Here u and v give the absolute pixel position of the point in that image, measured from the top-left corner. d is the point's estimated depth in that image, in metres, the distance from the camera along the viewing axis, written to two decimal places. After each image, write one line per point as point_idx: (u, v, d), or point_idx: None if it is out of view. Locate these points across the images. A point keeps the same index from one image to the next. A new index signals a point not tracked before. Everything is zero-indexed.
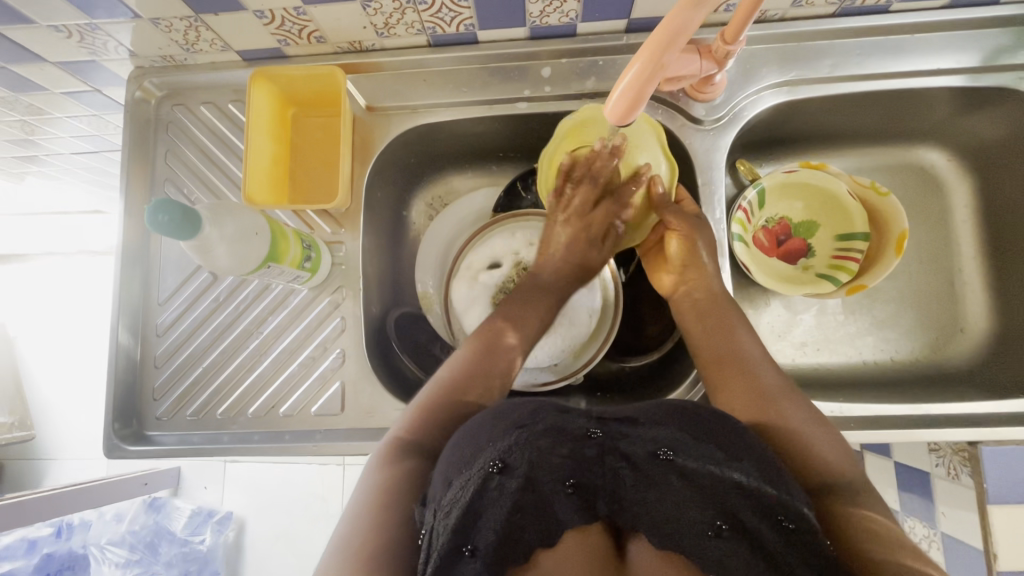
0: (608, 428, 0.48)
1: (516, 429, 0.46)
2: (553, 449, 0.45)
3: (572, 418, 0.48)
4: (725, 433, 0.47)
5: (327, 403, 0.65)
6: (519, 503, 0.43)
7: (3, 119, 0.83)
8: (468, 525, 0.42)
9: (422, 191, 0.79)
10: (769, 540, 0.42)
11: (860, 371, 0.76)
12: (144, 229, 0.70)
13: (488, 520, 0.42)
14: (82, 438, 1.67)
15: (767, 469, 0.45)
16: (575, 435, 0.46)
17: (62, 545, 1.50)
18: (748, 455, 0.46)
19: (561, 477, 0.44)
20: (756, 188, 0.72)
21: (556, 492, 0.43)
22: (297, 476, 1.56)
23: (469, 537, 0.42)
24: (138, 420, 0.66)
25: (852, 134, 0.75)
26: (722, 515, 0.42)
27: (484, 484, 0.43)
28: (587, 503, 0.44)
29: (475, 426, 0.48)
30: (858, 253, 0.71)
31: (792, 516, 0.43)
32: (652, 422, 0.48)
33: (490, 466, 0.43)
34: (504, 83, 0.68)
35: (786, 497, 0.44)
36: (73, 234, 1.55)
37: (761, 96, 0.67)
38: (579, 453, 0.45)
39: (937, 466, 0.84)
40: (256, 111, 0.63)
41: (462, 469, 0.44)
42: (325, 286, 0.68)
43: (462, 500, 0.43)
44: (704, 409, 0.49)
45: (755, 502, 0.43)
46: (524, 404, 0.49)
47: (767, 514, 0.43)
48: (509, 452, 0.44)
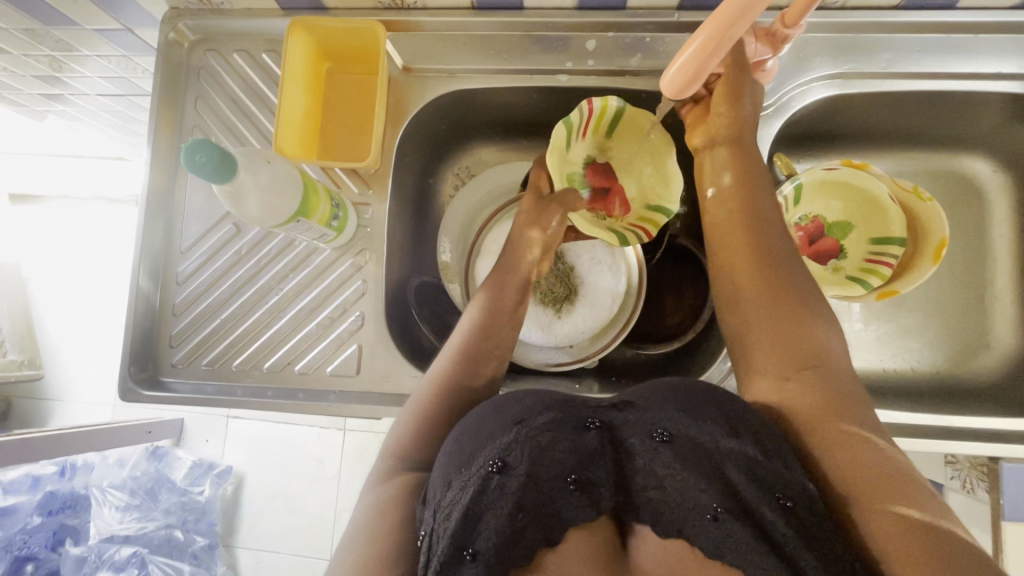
0: (609, 416, 0.47)
1: (515, 425, 0.44)
2: (553, 443, 0.44)
3: (571, 403, 0.47)
4: (724, 410, 0.45)
5: (343, 364, 0.65)
6: (521, 502, 0.43)
7: (31, 53, 0.82)
8: (470, 527, 0.42)
9: (451, 161, 0.78)
10: (770, 521, 0.41)
11: (880, 378, 0.75)
12: (169, 175, 0.69)
13: (488, 520, 0.42)
14: (89, 382, 1.69)
15: (768, 447, 0.43)
16: (574, 424, 0.46)
17: (65, 484, 1.53)
18: (751, 436, 0.44)
19: (563, 474, 0.44)
20: (793, 183, 0.70)
21: (559, 490, 0.44)
22: (298, 437, 1.57)
23: (469, 541, 0.42)
24: (153, 366, 0.66)
25: (897, 135, 0.73)
26: (721, 498, 0.42)
27: (485, 484, 0.43)
28: (590, 496, 0.45)
29: (477, 419, 0.47)
30: (893, 259, 0.69)
31: (792, 494, 0.42)
32: (653, 404, 0.47)
33: (489, 466, 0.43)
34: (546, 53, 0.66)
35: (790, 477, 0.42)
36: (91, 178, 1.55)
37: (810, 87, 0.64)
38: (580, 445, 0.45)
39: (953, 479, 0.86)
40: (291, 62, 0.61)
41: (460, 469, 0.43)
42: (349, 247, 0.67)
43: (462, 501, 0.42)
44: (707, 387, 0.47)
45: (754, 483, 0.42)
46: (522, 395, 0.48)
47: (767, 496, 0.42)
48: (509, 451, 0.43)
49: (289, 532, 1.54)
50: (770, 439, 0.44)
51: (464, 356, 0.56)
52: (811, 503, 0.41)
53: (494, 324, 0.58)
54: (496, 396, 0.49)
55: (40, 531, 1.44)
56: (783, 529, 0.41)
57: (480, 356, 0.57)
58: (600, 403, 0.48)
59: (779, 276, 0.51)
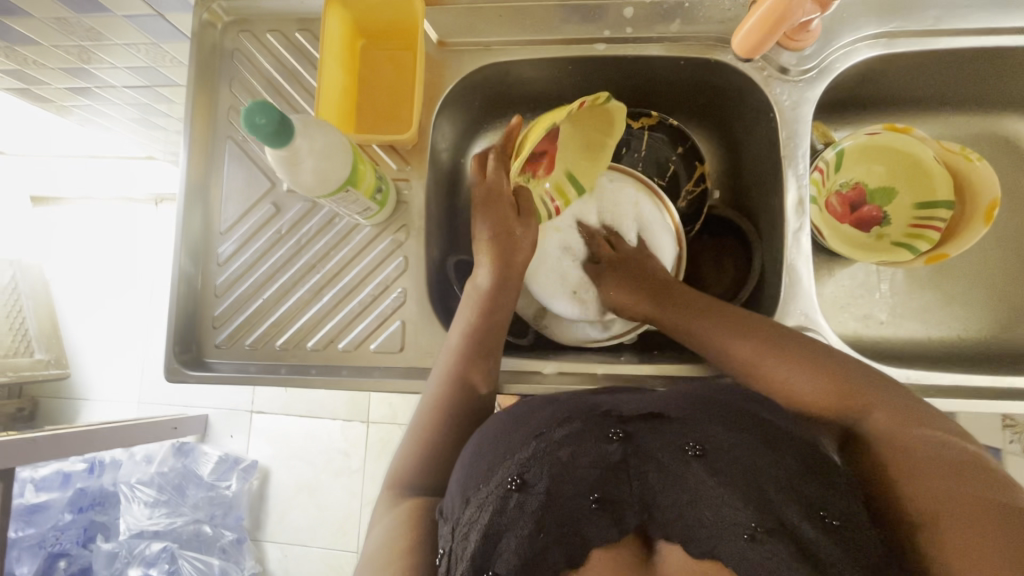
0: (633, 427, 0.48)
1: (533, 439, 0.46)
2: (575, 456, 0.45)
3: (593, 414, 0.49)
4: (756, 425, 0.47)
5: (387, 340, 0.65)
6: (542, 522, 0.42)
7: (61, 44, 0.82)
8: (488, 550, 0.41)
9: (483, 140, 0.78)
10: (813, 538, 0.41)
11: (926, 346, 0.74)
12: (207, 158, 0.69)
13: (509, 539, 0.42)
14: (113, 380, 1.70)
15: (807, 461, 0.45)
16: (597, 435, 0.47)
17: (94, 481, 1.53)
18: (787, 445, 0.46)
19: (584, 491, 0.44)
20: (834, 148, 0.69)
21: (581, 508, 0.43)
22: (323, 431, 1.58)
23: (489, 562, 0.41)
24: (197, 347, 0.66)
25: (938, 99, 0.72)
26: (759, 516, 0.42)
27: (504, 502, 0.43)
28: (614, 514, 0.44)
29: (494, 434, 0.49)
30: (941, 223, 0.68)
31: (835, 511, 0.43)
32: (680, 419, 0.48)
33: (508, 483, 0.43)
34: (583, 23, 0.66)
35: (830, 493, 0.43)
36: (111, 177, 1.56)
37: (855, 48, 0.63)
38: (603, 457, 0.45)
39: (1012, 443, 0.88)
40: (328, 35, 0.60)
41: (478, 486, 0.44)
42: (389, 224, 0.66)
43: (480, 521, 0.42)
44: (733, 398, 0.50)
45: (795, 500, 0.43)
46: (542, 409, 0.50)
47: (807, 511, 0.42)
48: (527, 467, 0.44)
49: (316, 525, 1.55)
50: (806, 450, 0.46)
51: (468, 352, 0.59)
52: (852, 519, 0.42)
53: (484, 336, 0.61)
54: (502, 417, 0.51)
55: (72, 527, 1.47)
56: (827, 546, 0.40)
57: (477, 354, 0.60)
58: (626, 414, 0.49)
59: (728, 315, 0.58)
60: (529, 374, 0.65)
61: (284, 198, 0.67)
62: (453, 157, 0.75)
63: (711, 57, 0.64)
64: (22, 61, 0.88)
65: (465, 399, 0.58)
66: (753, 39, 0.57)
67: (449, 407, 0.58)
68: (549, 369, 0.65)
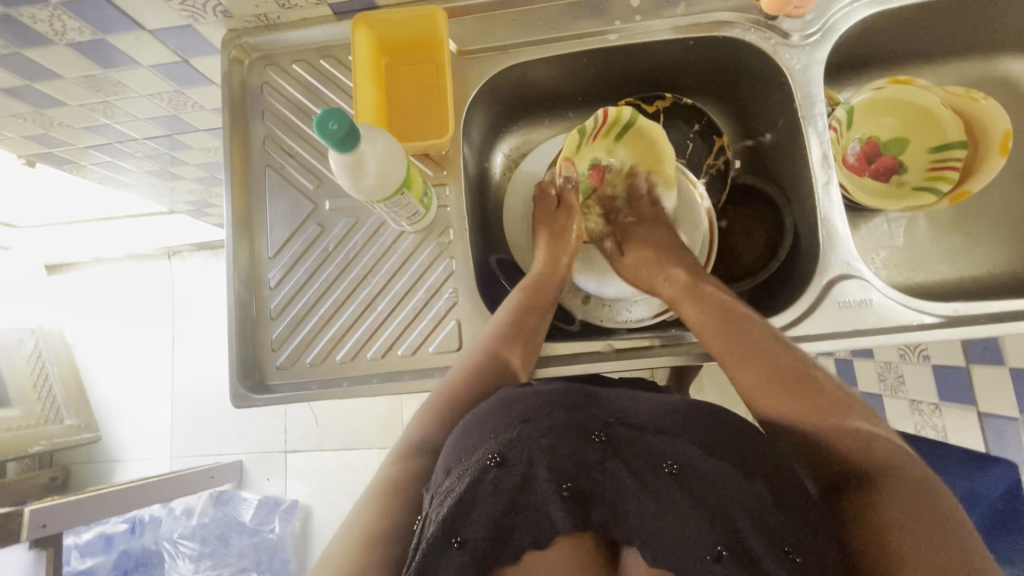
0: (617, 432, 0.48)
1: (520, 423, 0.48)
2: (555, 447, 0.47)
3: (581, 413, 0.49)
4: (737, 445, 0.46)
5: (445, 341, 0.66)
6: (513, 501, 0.46)
7: (87, 101, 0.84)
8: (460, 517, 0.45)
9: (503, 144, 0.82)
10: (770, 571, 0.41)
11: (960, 286, 0.76)
12: (247, 190, 0.71)
13: (478, 513, 0.45)
14: (144, 438, 1.69)
15: (779, 488, 0.44)
16: (581, 434, 0.48)
17: (136, 541, 1.51)
18: (761, 471, 0.44)
19: (558, 481, 0.46)
20: (845, 106, 0.72)
21: (552, 497, 0.46)
22: (359, 461, 1.57)
23: (458, 530, 0.45)
24: (259, 372, 0.67)
25: (934, 50, 0.75)
26: (723, 540, 0.43)
27: (481, 476, 0.46)
28: (581, 511, 0.47)
29: (482, 415, 0.50)
30: (957, 162, 0.71)
31: (800, 545, 0.42)
32: (662, 425, 0.48)
33: (488, 459, 0.46)
34: (592, 17, 0.69)
35: (796, 528, 0.43)
36: (125, 236, 1.58)
37: (854, 8, 0.66)
38: (582, 457, 0.47)
39: None
40: (358, 55, 0.64)
41: (461, 459, 0.47)
42: (431, 230, 0.68)
43: (456, 490, 0.46)
44: (715, 410, 0.49)
45: (761, 527, 0.42)
46: (534, 395, 0.51)
47: (773, 544, 0.42)
48: (510, 447, 0.47)
49: None
50: (781, 479, 0.45)
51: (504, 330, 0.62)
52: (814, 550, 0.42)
53: (517, 320, 0.63)
54: (506, 392, 0.53)
55: None
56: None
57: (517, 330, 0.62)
58: (612, 417, 0.50)
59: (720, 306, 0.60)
60: (587, 356, 0.66)
61: (328, 217, 0.70)
62: (479, 162, 0.78)
63: (719, 33, 0.68)
64: (47, 123, 0.91)
65: (491, 376, 0.59)
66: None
67: (474, 376, 0.59)
68: (604, 348, 0.66)
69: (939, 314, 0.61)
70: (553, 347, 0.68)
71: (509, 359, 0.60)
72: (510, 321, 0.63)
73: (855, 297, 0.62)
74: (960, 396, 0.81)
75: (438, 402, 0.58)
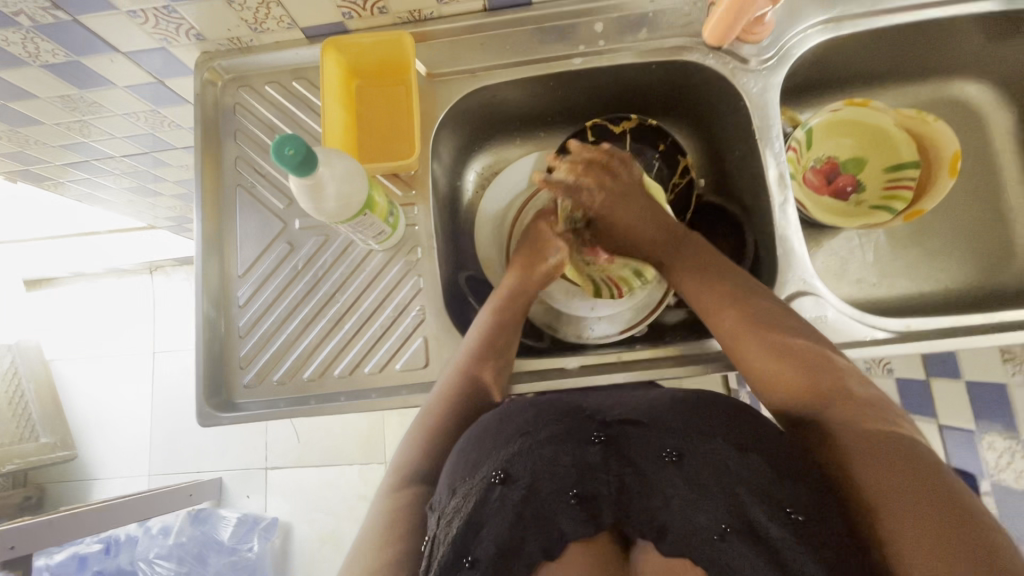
0: (615, 432, 0.53)
1: (520, 436, 0.51)
2: (556, 456, 0.51)
3: (579, 419, 0.54)
4: (731, 427, 0.50)
5: (412, 358, 0.67)
6: (520, 513, 0.49)
7: (62, 121, 0.85)
8: (471, 535, 0.48)
9: (476, 162, 0.83)
10: (777, 537, 0.45)
11: (918, 301, 0.78)
12: (219, 210, 0.72)
13: (488, 530, 0.48)
14: (121, 456, 1.66)
15: (778, 461, 0.48)
16: (580, 439, 0.52)
17: (110, 562, 1.48)
18: (757, 446, 0.49)
19: (564, 488, 0.50)
20: (803, 127, 0.74)
21: (559, 504, 0.50)
22: (340, 477, 1.55)
23: (469, 549, 0.47)
24: (226, 391, 0.68)
25: (889, 73, 0.78)
26: (728, 518, 0.47)
27: (487, 494, 0.49)
28: (591, 512, 0.50)
29: (482, 429, 0.53)
30: (910, 182, 0.73)
31: (800, 507, 0.45)
32: (656, 421, 0.52)
33: (492, 476, 0.49)
34: (558, 41, 0.71)
35: (792, 491, 0.46)
36: (105, 251, 1.57)
37: (807, 34, 0.69)
38: (583, 458, 0.51)
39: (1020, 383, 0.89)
40: (327, 78, 0.65)
41: (464, 478, 0.50)
42: (399, 248, 0.69)
43: (464, 509, 0.48)
44: (708, 399, 0.53)
45: (763, 499, 0.46)
46: (530, 408, 0.54)
47: (773, 510, 0.45)
48: (511, 463, 0.50)
49: None
50: (781, 455, 0.49)
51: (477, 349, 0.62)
52: (817, 513, 0.45)
53: (492, 339, 0.64)
54: (500, 407, 0.56)
55: None
56: (793, 545, 0.44)
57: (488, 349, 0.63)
58: (608, 419, 0.54)
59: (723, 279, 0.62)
60: (552, 373, 0.67)
61: (297, 235, 0.70)
62: (450, 180, 0.79)
63: (680, 58, 0.70)
64: (23, 142, 0.91)
65: (468, 396, 0.60)
66: (721, 25, 0.62)
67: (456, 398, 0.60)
68: (570, 365, 0.67)
69: (891, 329, 0.63)
70: (520, 364, 0.69)
71: (483, 378, 0.61)
72: (488, 338, 0.64)
73: (811, 313, 0.63)
74: (924, 408, 0.83)
75: (430, 425, 0.59)
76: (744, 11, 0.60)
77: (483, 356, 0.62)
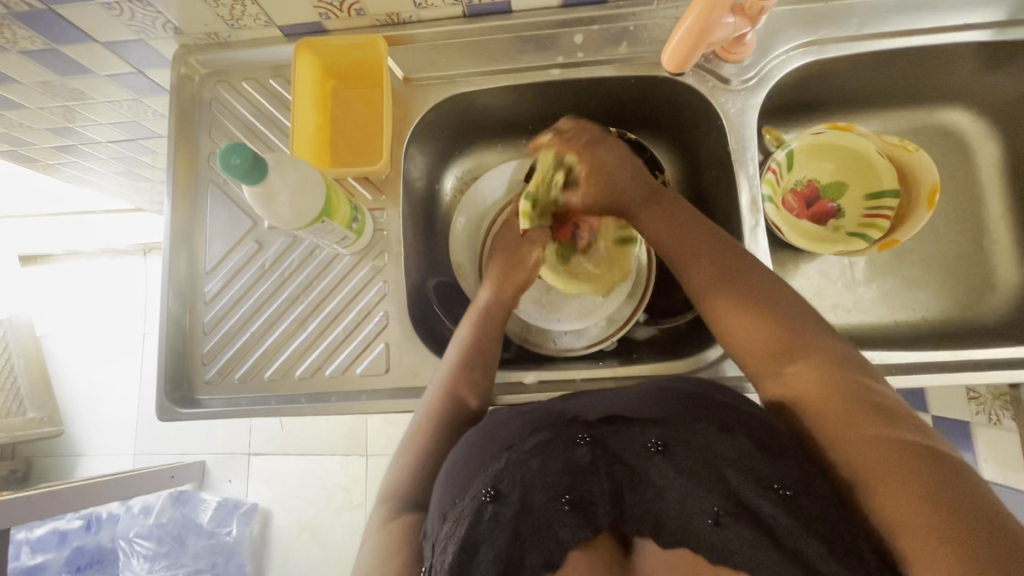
0: (599, 431, 0.51)
1: (506, 450, 0.49)
2: (545, 463, 0.48)
3: (561, 420, 0.52)
4: (714, 414, 0.50)
5: (373, 363, 0.67)
6: (517, 530, 0.45)
7: (45, 105, 0.85)
8: (466, 560, 0.44)
9: (455, 167, 0.82)
10: (772, 515, 0.43)
11: (894, 330, 0.76)
12: (190, 205, 0.72)
13: (486, 549, 0.44)
14: (107, 434, 1.68)
15: (762, 439, 0.47)
16: (564, 442, 0.49)
17: (91, 538, 1.50)
18: (741, 428, 0.48)
19: (555, 495, 0.47)
20: (785, 150, 0.73)
21: (553, 512, 0.46)
22: (322, 467, 1.56)
23: (468, 573, 0.44)
24: (188, 386, 0.68)
25: (876, 97, 0.77)
26: (721, 502, 0.45)
27: (479, 514, 0.45)
28: (586, 515, 0.46)
29: (468, 447, 0.52)
30: (889, 211, 0.72)
31: (789, 483, 0.44)
32: (639, 415, 0.51)
33: (483, 494, 0.46)
34: (538, 51, 0.70)
35: (780, 469, 0.45)
36: (98, 231, 1.58)
37: (790, 56, 0.68)
38: (571, 460, 0.48)
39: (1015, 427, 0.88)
40: (299, 80, 0.66)
41: (455, 501, 0.47)
42: (367, 252, 0.69)
43: (458, 534, 0.45)
44: (692, 395, 0.52)
45: (749, 477, 0.45)
46: (511, 419, 0.53)
47: (764, 489, 0.44)
48: (500, 478, 0.47)
49: (320, 567, 1.51)
50: (766, 437, 0.47)
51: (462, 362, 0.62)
52: (807, 489, 0.44)
53: (474, 351, 0.63)
54: (486, 422, 0.55)
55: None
56: (792, 529, 0.42)
57: (473, 359, 0.63)
58: (592, 418, 0.52)
59: (713, 243, 0.58)
60: (513, 386, 0.67)
61: (266, 235, 0.71)
62: (427, 184, 0.79)
63: (660, 74, 0.69)
64: (10, 124, 0.92)
65: (447, 416, 0.59)
66: (678, 57, 0.60)
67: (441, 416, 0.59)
68: (532, 379, 0.67)
69: None
70: None
71: (463, 395, 0.61)
72: (469, 350, 0.63)
73: None
74: None
75: (418, 443, 0.58)
76: (701, 43, 0.58)
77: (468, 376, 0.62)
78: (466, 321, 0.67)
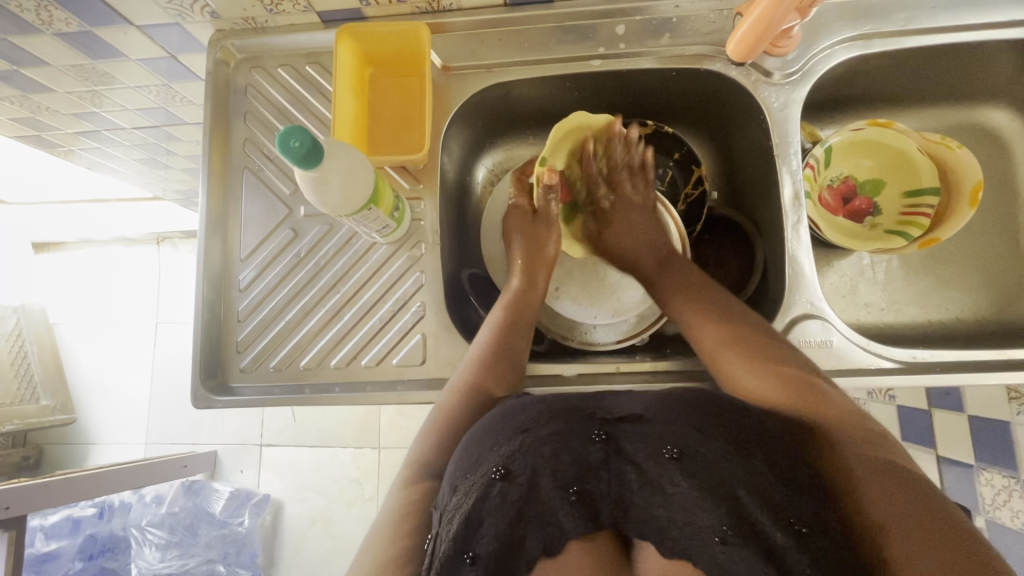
0: (616, 429, 0.50)
1: (520, 434, 0.48)
2: (557, 453, 0.47)
3: (579, 415, 0.50)
4: (734, 426, 0.47)
5: (409, 354, 0.66)
6: (521, 511, 0.46)
7: (74, 89, 0.84)
8: (470, 533, 0.45)
9: (485, 157, 0.82)
10: (780, 544, 0.42)
11: (929, 329, 0.76)
12: (224, 194, 0.71)
13: (489, 525, 0.45)
14: (121, 423, 1.68)
15: (782, 464, 0.46)
16: (580, 436, 0.49)
17: (104, 526, 1.50)
18: (761, 454, 0.46)
19: (564, 485, 0.47)
20: (823, 145, 0.72)
21: (558, 501, 0.46)
22: (335, 459, 1.56)
23: (469, 545, 0.45)
24: (222, 373, 0.68)
25: (913, 94, 0.76)
26: (728, 519, 0.43)
27: (488, 490, 0.46)
28: (590, 510, 0.47)
29: (485, 428, 0.51)
30: (929, 209, 0.71)
31: (804, 518, 0.43)
32: (660, 419, 0.48)
33: (493, 472, 0.46)
34: (577, 41, 0.69)
35: (797, 499, 0.44)
36: (113, 220, 1.57)
37: (834, 50, 0.67)
38: (585, 455, 0.48)
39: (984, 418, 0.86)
40: (340, 66, 0.65)
41: (466, 475, 0.47)
42: (403, 242, 0.69)
43: (465, 506, 0.45)
44: (715, 399, 0.50)
45: (765, 503, 0.43)
46: (531, 406, 0.51)
47: (778, 518, 0.43)
48: (512, 459, 0.47)
49: (332, 559, 1.51)
50: (782, 460, 0.46)
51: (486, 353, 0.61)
52: (819, 524, 0.43)
53: (504, 344, 0.62)
54: (507, 405, 0.53)
55: None
56: (794, 554, 0.41)
57: (501, 354, 0.61)
58: (609, 415, 0.51)
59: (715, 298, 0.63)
60: (551, 379, 0.67)
61: (301, 223, 0.70)
62: (460, 176, 0.78)
63: (702, 67, 0.68)
64: (35, 108, 0.91)
65: (475, 410, 0.58)
66: (741, 50, 0.62)
67: (466, 398, 0.58)
68: (569, 373, 0.67)
69: (896, 360, 0.62)
70: None
71: (496, 392, 0.59)
72: (495, 343, 0.62)
73: (816, 338, 0.62)
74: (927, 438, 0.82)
75: (440, 426, 0.58)
76: (763, 35, 0.59)
77: (497, 364, 0.60)
78: (497, 306, 0.66)
